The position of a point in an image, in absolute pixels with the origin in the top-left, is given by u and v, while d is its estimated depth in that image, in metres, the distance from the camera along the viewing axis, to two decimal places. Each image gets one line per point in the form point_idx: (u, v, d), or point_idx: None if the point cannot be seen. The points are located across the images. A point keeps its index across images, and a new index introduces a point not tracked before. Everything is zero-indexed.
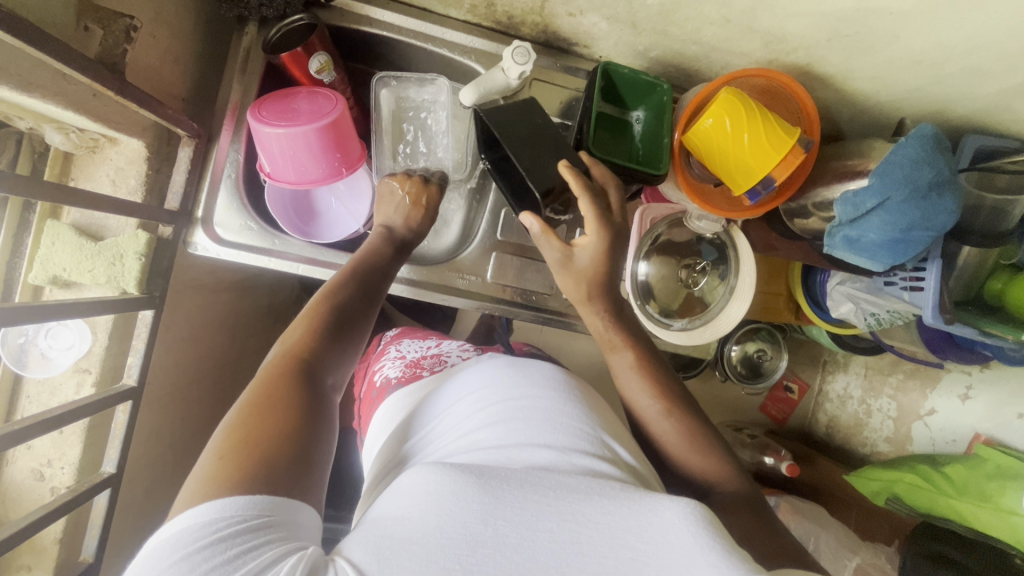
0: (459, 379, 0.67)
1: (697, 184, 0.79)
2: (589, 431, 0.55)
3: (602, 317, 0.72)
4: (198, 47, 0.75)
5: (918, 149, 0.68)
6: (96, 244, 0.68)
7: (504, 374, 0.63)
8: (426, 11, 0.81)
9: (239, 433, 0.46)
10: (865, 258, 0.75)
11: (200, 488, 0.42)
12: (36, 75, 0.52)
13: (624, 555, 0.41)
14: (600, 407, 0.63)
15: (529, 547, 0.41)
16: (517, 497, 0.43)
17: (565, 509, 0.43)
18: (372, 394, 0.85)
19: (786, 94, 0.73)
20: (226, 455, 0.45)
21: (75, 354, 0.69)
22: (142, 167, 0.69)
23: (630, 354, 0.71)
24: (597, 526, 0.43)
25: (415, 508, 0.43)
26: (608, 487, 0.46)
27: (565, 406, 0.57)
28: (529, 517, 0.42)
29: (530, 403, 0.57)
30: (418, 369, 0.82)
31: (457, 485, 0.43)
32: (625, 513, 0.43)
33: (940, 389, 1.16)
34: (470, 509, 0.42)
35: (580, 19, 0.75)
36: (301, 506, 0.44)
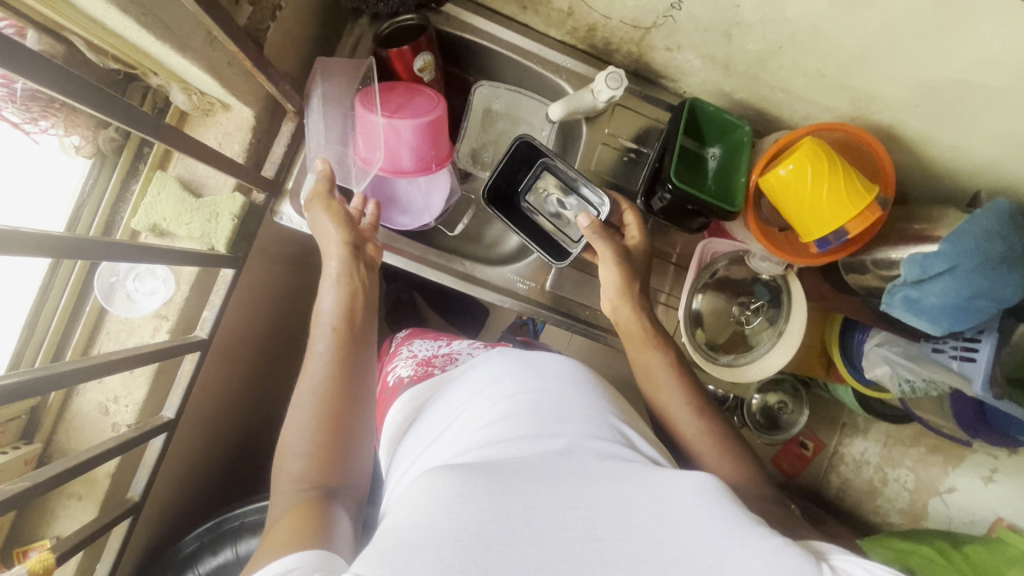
0: (468, 376, 0.69)
1: (765, 227, 0.80)
2: (600, 417, 0.58)
3: (637, 312, 0.76)
4: (314, 31, 0.80)
5: (993, 222, 0.70)
6: (197, 200, 0.72)
7: (512, 366, 0.65)
8: (526, 28, 0.86)
9: (275, 538, 0.50)
10: (923, 321, 0.75)
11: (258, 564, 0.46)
12: (190, 37, 0.56)
13: (639, 535, 0.45)
14: (620, 402, 0.66)
15: (544, 538, 0.44)
16: (528, 494, 0.46)
17: (576, 497, 0.47)
18: (383, 394, 0.84)
19: (866, 153, 0.76)
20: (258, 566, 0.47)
21: (157, 300, 0.73)
22: (248, 135, 0.74)
23: (657, 354, 0.74)
24: (610, 509, 0.46)
25: (426, 515, 0.44)
26: (616, 472, 0.50)
27: (573, 396, 0.59)
28: (541, 510, 0.45)
29: (537, 393, 0.59)
30: (429, 367, 0.82)
31: (467, 488, 0.45)
32: (636, 494, 0.48)
33: (963, 467, 1.16)
34: (482, 508, 0.44)
35: (676, 54, 0.78)
36: (337, 560, 0.47)
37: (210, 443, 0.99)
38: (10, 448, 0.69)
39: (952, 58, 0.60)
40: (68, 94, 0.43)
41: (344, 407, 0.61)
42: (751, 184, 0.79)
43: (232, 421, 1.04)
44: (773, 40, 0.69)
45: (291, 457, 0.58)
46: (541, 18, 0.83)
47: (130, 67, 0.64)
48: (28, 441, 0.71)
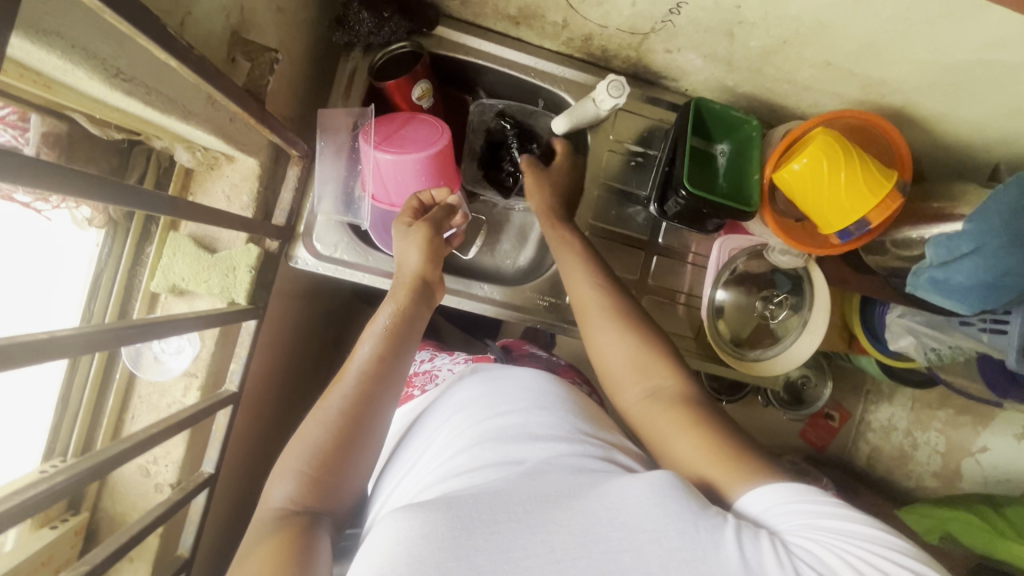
0: (446, 406, 0.68)
1: (785, 221, 0.79)
2: (568, 437, 0.57)
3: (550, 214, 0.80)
4: (307, 71, 0.79)
5: (1019, 196, 0.68)
6: (212, 256, 0.72)
7: (480, 398, 0.65)
8: (520, 41, 0.84)
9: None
10: (952, 301, 0.74)
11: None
12: (193, 103, 0.56)
13: (599, 549, 0.43)
14: (593, 418, 0.65)
15: (504, 569, 0.42)
16: (487, 525, 0.44)
17: (537, 521, 0.45)
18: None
19: (881, 137, 0.75)
20: None
21: (184, 358, 0.73)
22: (255, 185, 0.74)
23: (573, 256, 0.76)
24: (570, 528, 0.44)
25: (386, 558, 0.42)
26: (579, 490, 0.48)
27: (540, 420, 0.59)
28: (502, 540, 0.43)
29: (505, 421, 0.59)
30: (411, 388, 0.85)
31: (425, 521, 0.44)
32: (595, 508, 0.45)
33: (994, 428, 1.17)
34: (441, 545, 0.42)
35: (676, 55, 0.77)
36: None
37: (246, 484, 1.00)
38: (58, 522, 0.70)
39: (967, 40, 0.59)
40: (86, 191, 0.43)
41: (356, 429, 0.59)
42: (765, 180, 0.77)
43: (264, 460, 1.05)
44: (777, 35, 0.67)
45: (281, 475, 0.57)
46: (535, 32, 0.81)
47: (133, 134, 0.63)
48: (77, 511, 0.72)
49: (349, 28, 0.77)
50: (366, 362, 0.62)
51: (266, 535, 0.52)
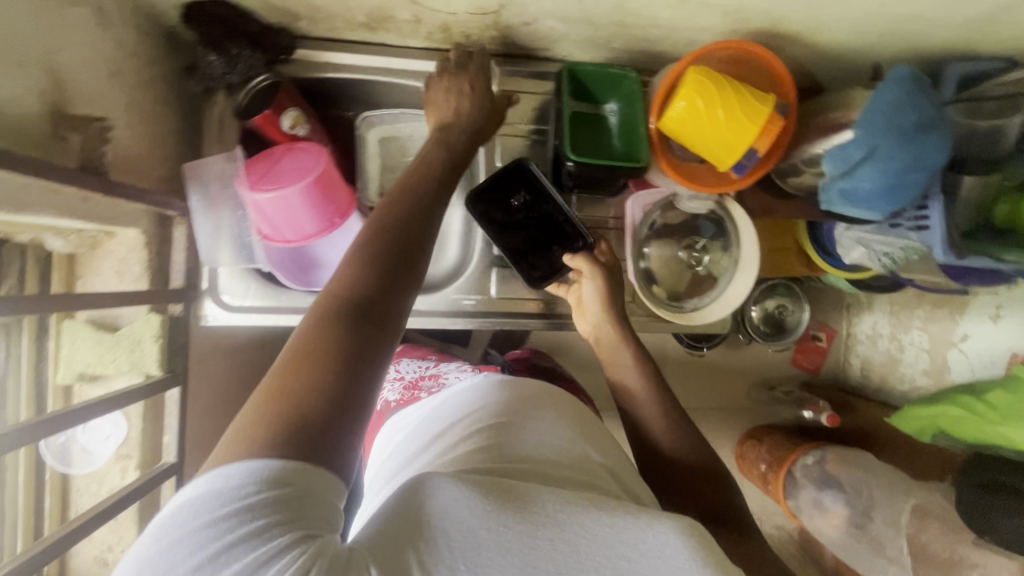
0: (465, 397, 0.69)
1: (685, 166, 0.77)
2: (578, 452, 0.60)
3: (614, 322, 0.78)
4: (174, 125, 0.77)
5: (898, 93, 0.67)
6: (114, 335, 0.70)
7: (512, 396, 0.66)
8: (385, 45, 0.82)
9: (267, 380, 0.44)
10: (863, 210, 0.73)
11: (225, 447, 0.41)
12: (29, 194, 0.54)
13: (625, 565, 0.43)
14: (596, 429, 0.68)
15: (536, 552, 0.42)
16: (526, 504, 0.45)
17: (571, 515, 0.45)
18: (374, 417, 0.93)
19: (757, 62, 0.73)
20: (251, 418, 0.42)
21: (113, 442, 0.72)
22: (144, 253, 0.71)
23: (637, 366, 0.76)
24: (595, 536, 0.44)
25: (416, 510, 0.43)
26: (607, 500, 0.47)
27: (562, 429, 0.62)
28: (530, 523, 0.43)
29: (538, 428, 0.61)
30: (415, 391, 0.91)
31: (471, 488, 0.45)
32: (622, 525, 0.45)
33: (970, 313, 1.23)
34: (472, 513, 0.43)
35: (536, 25, 0.75)
36: (323, 474, 0.41)
37: None
38: None
39: None
40: None
41: (398, 262, 0.52)
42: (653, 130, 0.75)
43: None
44: None
45: (355, 264, 0.51)
46: (395, 33, 0.79)
47: None
48: None
49: (202, 73, 0.75)
50: (396, 202, 0.57)
51: (303, 326, 0.47)
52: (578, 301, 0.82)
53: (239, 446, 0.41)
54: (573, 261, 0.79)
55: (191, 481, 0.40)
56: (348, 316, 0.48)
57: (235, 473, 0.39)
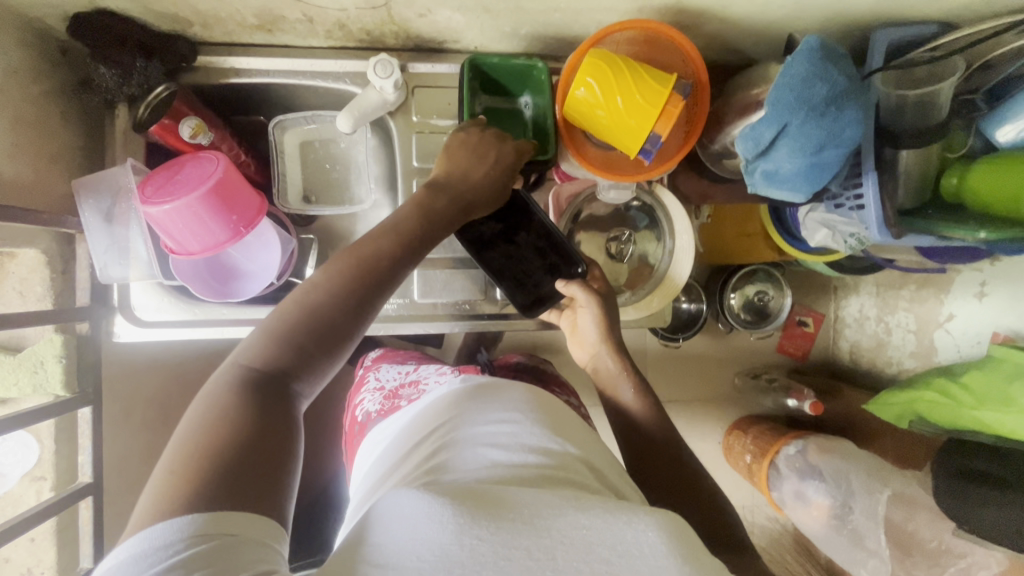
0: (438, 404, 0.71)
1: (601, 154, 0.73)
2: (557, 445, 0.61)
3: (615, 354, 0.77)
4: (76, 142, 0.76)
5: (806, 64, 0.62)
6: (16, 357, 0.69)
7: (476, 401, 0.67)
8: (290, 47, 0.80)
9: (185, 448, 0.45)
10: (788, 191, 0.70)
11: (147, 512, 0.42)
12: None
13: (601, 569, 0.45)
14: (569, 422, 0.67)
15: (505, 565, 0.44)
16: (494, 516, 0.47)
17: (542, 525, 0.47)
18: (355, 430, 0.91)
19: (664, 41, 0.69)
20: (175, 472, 0.44)
21: (25, 465, 0.72)
22: (44, 274, 0.71)
23: (634, 391, 0.76)
24: (572, 542, 0.46)
25: (406, 531, 0.46)
26: (587, 505, 0.49)
27: (534, 426, 0.62)
28: (505, 536, 0.45)
29: (504, 428, 0.61)
30: (395, 400, 0.87)
31: (436, 507, 0.47)
32: (603, 527, 0.47)
33: (955, 292, 1.19)
34: (448, 530, 0.45)
35: (433, 16, 0.72)
36: (252, 519, 0.43)
37: None
38: None
39: None
40: None
41: (325, 331, 0.54)
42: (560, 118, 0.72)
43: None
44: None
45: (278, 315, 0.54)
46: (295, 34, 0.77)
47: None
48: None
49: (97, 86, 0.73)
50: (339, 268, 0.57)
51: (208, 400, 0.49)
52: (574, 326, 0.81)
53: (159, 509, 0.42)
54: (567, 288, 0.77)
55: (128, 537, 0.41)
56: (256, 389, 0.50)
57: (162, 532, 0.40)
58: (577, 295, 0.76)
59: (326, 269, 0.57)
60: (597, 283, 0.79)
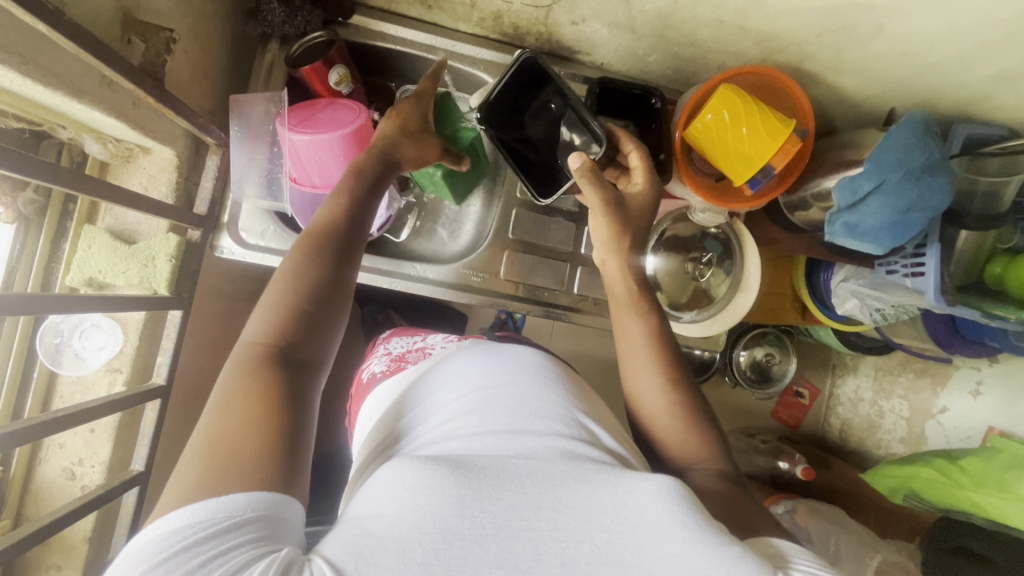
0: (436, 372, 0.68)
1: (703, 178, 0.82)
2: (566, 413, 0.57)
3: (626, 270, 0.71)
4: (226, 63, 0.80)
5: (909, 135, 0.72)
6: (130, 247, 0.71)
7: (477, 369, 0.63)
8: (437, 26, 0.87)
9: (206, 436, 0.47)
10: (866, 243, 0.77)
11: (183, 490, 0.43)
12: (85, 83, 0.56)
13: (601, 538, 0.44)
14: (588, 396, 0.65)
15: (506, 537, 0.43)
16: (493, 489, 0.45)
17: (542, 496, 0.46)
18: (360, 390, 0.85)
19: (779, 88, 0.78)
20: (207, 465, 0.45)
21: (107, 354, 0.72)
22: (173, 175, 0.73)
23: (640, 321, 0.69)
24: (574, 510, 0.45)
25: (392, 507, 0.44)
26: (584, 470, 0.48)
27: (540, 390, 0.59)
28: (506, 506, 0.45)
29: (504, 395, 0.58)
30: (402, 361, 0.81)
31: (435, 479, 0.45)
32: (602, 494, 0.46)
33: (951, 386, 1.23)
34: (447, 502, 0.44)
35: (583, 26, 0.80)
36: (289, 501, 0.46)
37: None
38: None
39: None
40: None
41: (320, 297, 0.59)
42: (678, 139, 0.80)
43: None
44: None
45: (267, 310, 0.57)
46: (448, 15, 0.84)
47: (34, 124, 0.63)
48: None
49: (262, 18, 0.78)
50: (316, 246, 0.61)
51: (230, 376, 0.52)
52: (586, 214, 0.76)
53: (195, 484, 0.44)
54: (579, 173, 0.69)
55: (144, 531, 0.41)
56: (271, 364, 0.53)
57: (174, 518, 0.41)
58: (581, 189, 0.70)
59: (305, 249, 0.61)
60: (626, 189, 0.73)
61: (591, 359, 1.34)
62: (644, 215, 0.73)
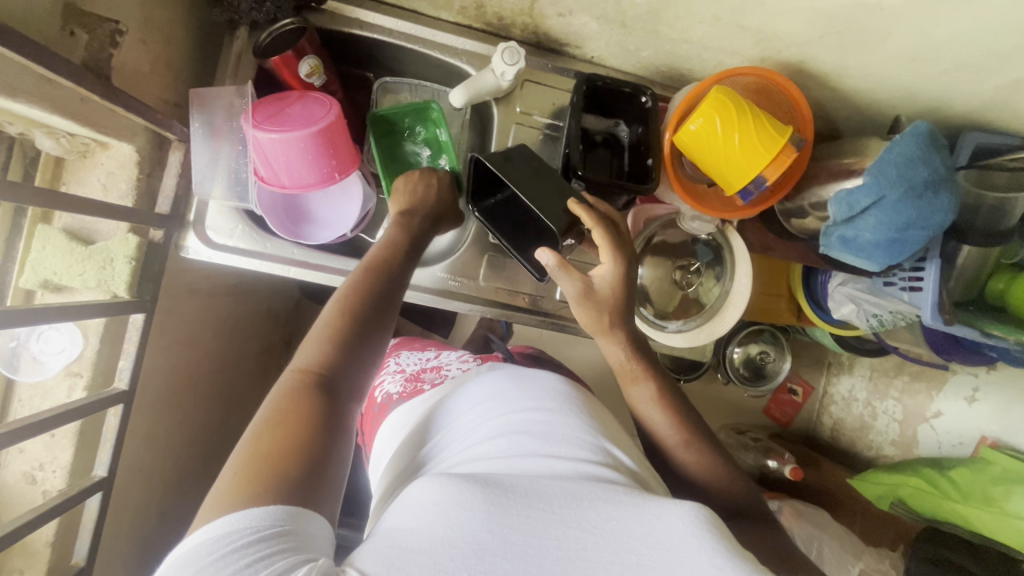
0: (460, 392, 0.65)
1: (692, 186, 0.78)
2: (589, 438, 0.54)
3: (624, 346, 0.69)
4: (190, 51, 0.75)
5: (913, 147, 0.67)
6: (86, 248, 0.68)
7: (502, 386, 0.61)
8: (418, 14, 0.81)
9: (247, 451, 0.47)
10: (862, 259, 0.74)
11: (212, 508, 0.43)
12: (20, 80, 0.52)
13: (630, 560, 0.41)
14: (604, 416, 0.61)
15: (536, 556, 0.41)
16: (523, 507, 0.43)
17: (570, 516, 0.43)
18: (372, 411, 0.81)
19: (776, 91, 0.73)
20: (241, 471, 0.45)
21: (66, 357, 0.70)
22: (133, 172, 0.69)
23: (646, 387, 0.68)
24: (602, 532, 0.43)
25: (423, 520, 0.43)
26: (612, 492, 0.46)
27: (568, 414, 0.56)
28: (536, 525, 0.42)
29: (533, 413, 0.56)
30: (418, 383, 0.77)
31: (464, 495, 0.43)
32: (629, 518, 0.43)
33: (946, 391, 1.19)
34: (477, 519, 0.42)
35: (570, 19, 0.75)
36: (312, 516, 0.45)
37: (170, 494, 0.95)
38: None
39: None
40: None
41: (358, 327, 0.58)
42: (667, 144, 0.75)
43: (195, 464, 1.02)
44: None
45: (309, 343, 0.56)
46: (429, 2, 0.79)
47: None
48: None
49: (228, 4, 0.73)
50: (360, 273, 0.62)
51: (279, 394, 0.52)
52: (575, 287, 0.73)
53: (234, 498, 0.43)
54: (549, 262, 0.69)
55: (186, 539, 0.42)
56: (317, 391, 0.52)
57: (219, 526, 0.41)
58: (559, 284, 0.69)
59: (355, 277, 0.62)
60: (592, 271, 0.69)
61: (579, 356, 1.30)
62: (619, 295, 0.68)
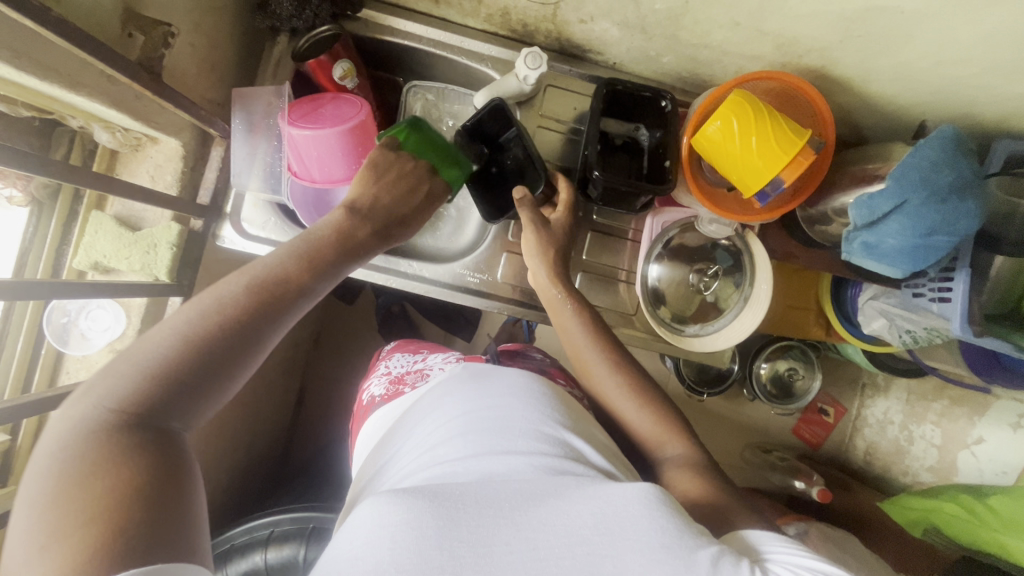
0: (425, 400, 0.65)
1: (710, 189, 0.78)
2: (544, 435, 0.54)
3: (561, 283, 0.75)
4: (234, 55, 0.81)
5: (938, 151, 0.66)
6: (134, 234, 0.74)
7: (462, 394, 0.61)
8: (447, 21, 0.85)
9: (73, 509, 0.39)
10: (885, 265, 0.72)
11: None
12: (83, 76, 0.58)
13: (581, 552, 0.42)
14: (575, 410, 0.63)
15: (485, 564, 0.41)
16: (471, 517, 0.43)
17: (522, 519, 0.43)
18: (360, 412, 0.83)
19: (797, 95, 0.73)
20: (69, 536, 0.38)
21: (110, 335, 0.75)
22: (178, 165, 0.75)
23: (579, 319, 0.74)
24: (553, 528, 0.43)
25: (370, 542, 0.42)
26: (563, 487, 0.47)
27: (521, 412, 0.56)
28: (484, 533, 0.42)
29: (489, 416, 0.56)
30: (400, 386, 0.79)
31: (411, 510, 0.43)
32: (579, 504, 0.45)
33: (989, 416, 1.14)
34: (426, 535, 0.41)
35: (592, 25, 0.77)
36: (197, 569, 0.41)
37: None
38: None
39: None
40: None
41: (221, 347, 0.50)
42: (683, 146, 0.76)
43: None
44: None
45: (139, 377, 0.46)
46: (457, 9, 0.82)
47: (46, 113, 0.65)
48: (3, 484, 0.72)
49: (271, 12, 0.79)
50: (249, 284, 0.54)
51: (77, 447, 0.43)
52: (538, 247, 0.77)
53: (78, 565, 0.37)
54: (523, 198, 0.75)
55: None
56: (138, 434, 0.44)
57: None
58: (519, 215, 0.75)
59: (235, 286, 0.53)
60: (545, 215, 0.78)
61: None
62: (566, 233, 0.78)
